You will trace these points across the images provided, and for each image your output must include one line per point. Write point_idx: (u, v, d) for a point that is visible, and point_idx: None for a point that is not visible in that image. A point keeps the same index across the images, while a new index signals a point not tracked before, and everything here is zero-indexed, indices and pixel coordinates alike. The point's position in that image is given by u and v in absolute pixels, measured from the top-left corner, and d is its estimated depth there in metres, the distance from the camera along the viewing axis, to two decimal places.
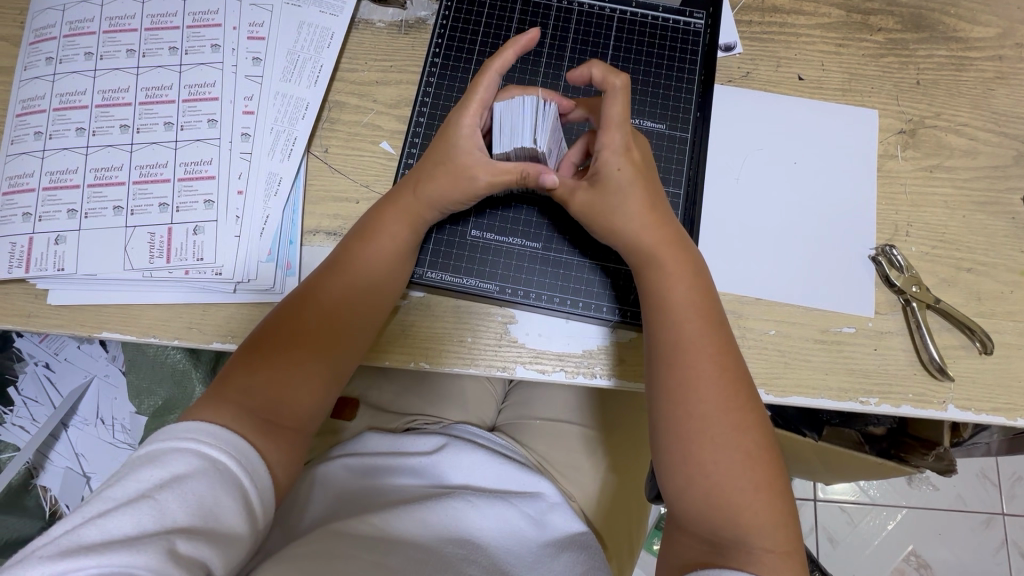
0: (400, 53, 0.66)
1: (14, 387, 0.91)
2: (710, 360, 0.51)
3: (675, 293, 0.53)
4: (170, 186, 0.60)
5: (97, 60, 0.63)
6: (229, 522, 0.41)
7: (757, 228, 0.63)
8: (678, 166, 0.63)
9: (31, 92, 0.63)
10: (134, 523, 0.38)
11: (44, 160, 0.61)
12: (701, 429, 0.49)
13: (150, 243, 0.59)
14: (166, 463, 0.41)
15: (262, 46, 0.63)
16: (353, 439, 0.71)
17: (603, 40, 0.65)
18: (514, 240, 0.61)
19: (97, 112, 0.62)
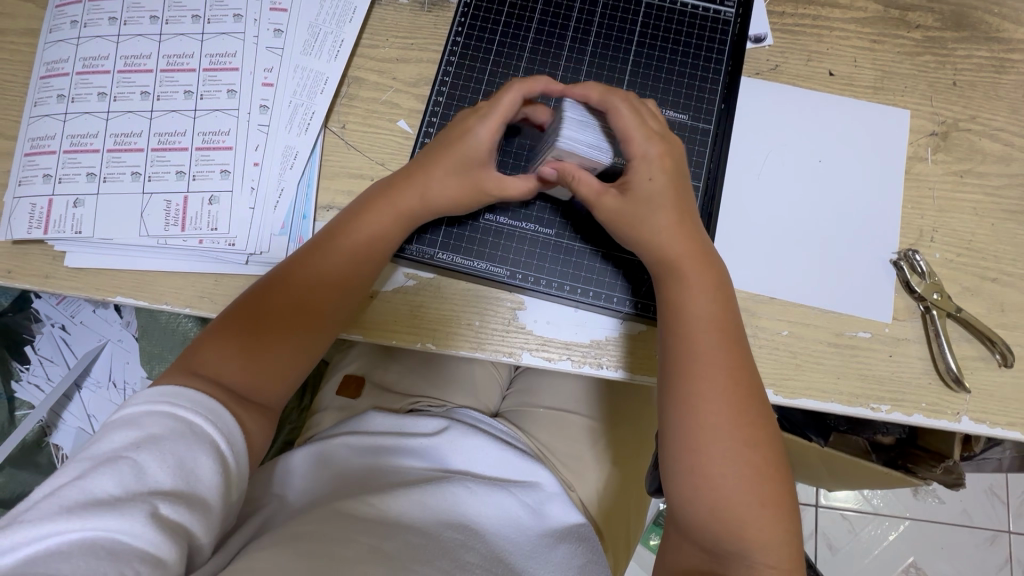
0: (422, 31, 0.65)
1: (30, 348, 0.93)
2: (722, 367, 0.50)
3: (700, 299, 0.51)
4: (187, 155, 0.60)
5: (121, 25, 0.63)
6: (207, 487, 0.41)
7: (775, 225, 0.62)
8: (700, 157, 0.59)
9: (55, 54, 0.63)
10: (116, 484, 0.38)
11: (66, 123, 0.61)
12: (709, 434, 0.48)
13: (166, 211, 0.59)
14: (142, 425, 0.41)
15: (284, 18, 0.63)
16: (355, 418, 0.72)
17: (629, 26, 0.61)
18: (527, 226, 0.60)
19: (119, 77, 0.62)
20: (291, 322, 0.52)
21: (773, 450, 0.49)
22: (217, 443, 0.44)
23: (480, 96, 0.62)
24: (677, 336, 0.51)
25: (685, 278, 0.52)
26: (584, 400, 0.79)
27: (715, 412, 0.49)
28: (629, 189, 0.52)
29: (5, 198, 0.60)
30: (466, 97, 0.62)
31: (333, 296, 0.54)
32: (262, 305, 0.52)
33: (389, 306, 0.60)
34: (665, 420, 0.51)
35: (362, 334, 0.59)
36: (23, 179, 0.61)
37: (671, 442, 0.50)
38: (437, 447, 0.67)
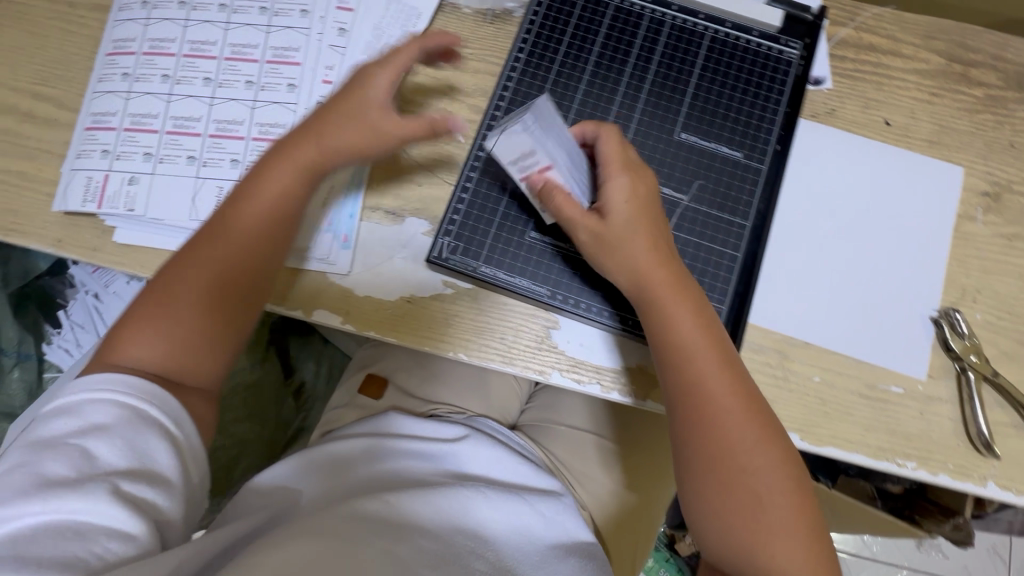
0: (482, 42, 0.66)
1: (63, 312, 0.87)
2: (722, 393, 0.51)
3: (688, 328, 0.52)
4: (243, 144, 0.61)
5: (189, 10, 0.64)
6: (163, 464, 0.46)
7: (816, 269, 0.62)
8: (750, 196, 0.58)
9: (123, 32, 0.64)
10: (68, 468, 0.43)
11: (127, 101, 0.63)
12: (728, 461, 0.50)
13: (217, 197, 0.60)
14: (84, 414, 0.45)
15: (350, 18, 0.64)
16: (375, 416, 0.72)
17: (691, 58, 0.61)
18: (570, 246, 0.60)
19: (183, 61, 0.63)
20: (221, 297, 0.53)
21: (794, 470, 0.51)
22: (168, 425, 0.47)
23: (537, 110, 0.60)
24: (670, 366, 0.52)
25: (678, 306, 0.52)
26: (604, 421, 0.78)
27: (729, 439, 0.50)
28: (607, 214, 0.53)
29: (63, 169, 0.62)
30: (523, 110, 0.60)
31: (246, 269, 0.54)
32: (201, 262, 0.53)
33: (428, 312, 0.60)
34: (676, 449, 0.52)
35: (397, 338, 0.60)
36: (82, 152, 0.62)
37: (692, 471, 0.51)
38: (443, 447, 0.68)
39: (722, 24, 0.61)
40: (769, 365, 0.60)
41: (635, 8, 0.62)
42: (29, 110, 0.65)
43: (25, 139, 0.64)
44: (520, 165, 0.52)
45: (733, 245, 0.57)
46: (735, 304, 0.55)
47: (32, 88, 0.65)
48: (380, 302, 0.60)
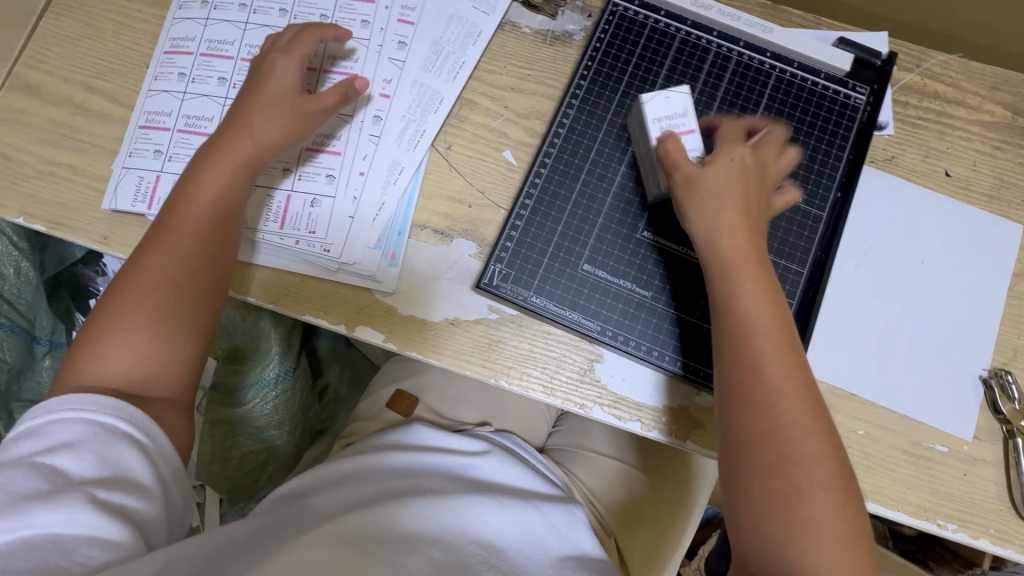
0: (540, 63, 0.65)
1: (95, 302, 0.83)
2: (789, 376, 0.48)
3: (757, 302, 0.49)
4: (296, 153, 0.60)
5: (250, 13, 0.63)
6: (138, 472, 0.46)
7: (867, 319, 0.60)
8: (808, 243, 0.57)
9: (182, 30, 0.64)
10: (36, 483, 0.43)
11: (183, 102, 0.63)
12: (784, 450, 0.46)
13: (268, 206, 0.60)
14: (51, 434, 0.45)
15: (410, 31, 0.63)
16: (403, 427, 0.72)
17: (756, 96, 0.60)
18: (624, 282, 0.57)
19: (240, 65, 0.62)
20: (183, 297, 0.53)
21: (841, 473, 0.46)
22: (141, 435, 0.48)
23: (597, 140, 0.59)
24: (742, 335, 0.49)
25: (747, 275, 0.50)
26: (636, 452, 0.77)
27: (788, 426, 0.46)
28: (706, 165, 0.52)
29: (115, 166, 0.62)
30: (583, 139, 0.59)
31: (206, 269, 0.54)
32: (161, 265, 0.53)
33: (472, 336, 0.59)
34: (727, 427, 0.48)
35: (439, 359, 0.59)
36: (134, 151, 0.62)
37: (744, 453, 0.47)
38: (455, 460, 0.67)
39: (789, 63, 0.60)
40: None
41: (702, 41, 0.61)
42: (82, 102, 0.64)
43: (76, 132, 0.64)
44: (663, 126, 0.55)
45: (787, 292, 0.56)
46: None
47: (85, 80, 0.65)
48: (424, 321, 0.60)
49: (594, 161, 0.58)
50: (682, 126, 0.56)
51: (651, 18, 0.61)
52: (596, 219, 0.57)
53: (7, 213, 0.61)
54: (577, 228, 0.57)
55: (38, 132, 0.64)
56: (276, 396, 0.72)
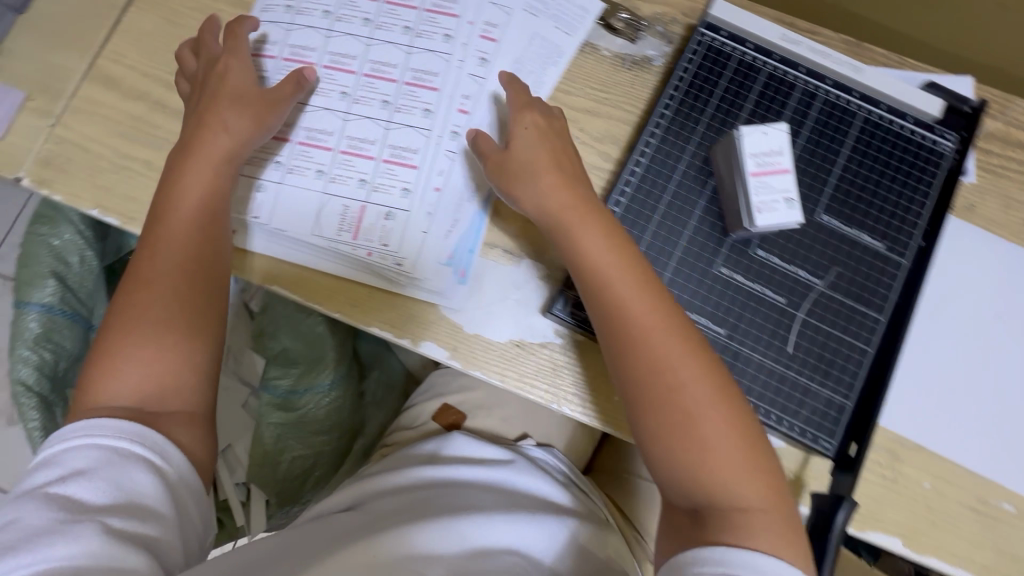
0: (618, 87, 0.64)
1: None
2: (657, 323, 0.49)
3: (597, 248, 0.52)
4: (372, 165, 0.60)
5: (333, 20, 0.63)
6: (150, 498, 0.44)
7: (939, 369, 0.59)
8: (887, 291, 0.56)
9: (264, 34, 0.64)
10: (46, 517, 0.41)
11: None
12: (671, 392, 0.48)
13: (341, 216, 0.59)
14: (64, 462, 0.44)
15: (492, 47, 0.63)
16: (445, 438, 0.72)
17: (842, 135, 0.59)
18: (699, 318, 0.55)
19: (322, 72, 0.62)
20: (175, 305, 0.52)
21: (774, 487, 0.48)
22: (154, 458, 0.46)
23: (677, 172, 0.58)
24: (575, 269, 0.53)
25: (587, 227, 0.53)
26: None
27: (682, 380, 0.48)
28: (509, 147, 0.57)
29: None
30: (663, 171, 0.58)
31: (191, 272, 0.53)
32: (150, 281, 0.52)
33: (535, 362, 0.59)
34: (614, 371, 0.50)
35: (503, 381, 0.59)
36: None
37: (633, 395, 0.49)
38: (480, 473, 0.65)
39: (877, 105, 0.59)
40: (880, 465, 0.58)
41: (789, 77, 0.60)
42: (160, 99, 0.65)
43: (154, 129, 0.64)
44: (760, 161, 0.55)
45: (864, 340, 0.55)
46: (861, 403, 0.54)
47: (164, 76, 0.65)
48: (490, 341, 0.60)
49: (674, 192, 0.58)
50: (776, 165, 0.55)
51: (737, 50, 0.60)
52: (672, 251, 0.57)
53: (83, 205, 0.62)
54: (653, 259, 0.56)
55: (116, 126, 0.64)
56: (328, 403, 0.77)
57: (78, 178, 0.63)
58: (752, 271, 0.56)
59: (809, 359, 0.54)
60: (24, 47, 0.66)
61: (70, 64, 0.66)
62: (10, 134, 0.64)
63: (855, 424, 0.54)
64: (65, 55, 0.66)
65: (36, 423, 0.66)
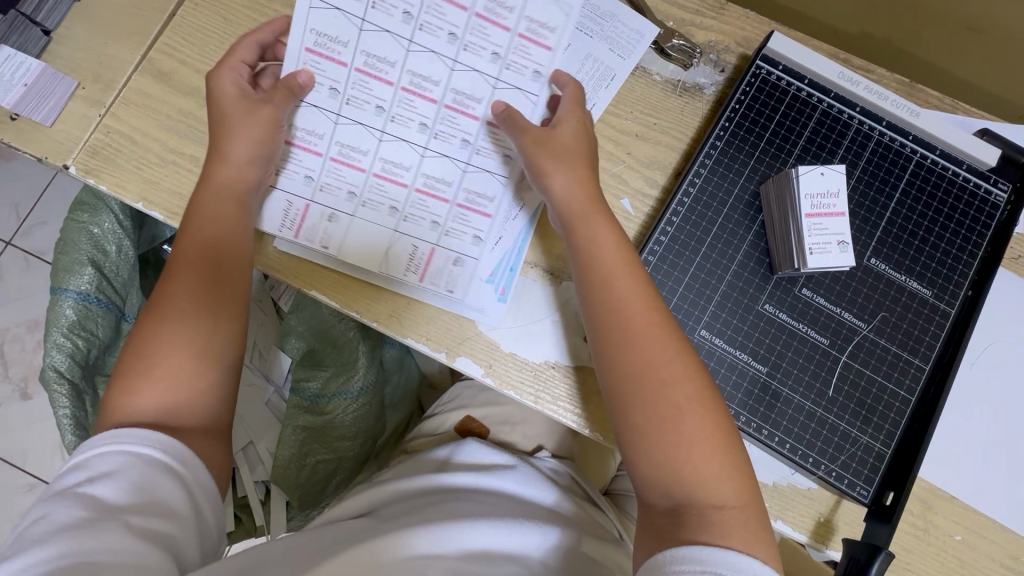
0: (669, 113, 0.64)
1: None
2: (647, 321, 0.49)
3: (604, 244, 0.52)
4: (447, 208, 0.59)
5: (414, 28, 0.56)
6: (171, 498, 0.44)
7: (979, 422, 0.58)
8: (932, 339, 0.55)
9: (331, 24, 0.55)
10: (71, 514, 0.41)
11: (336, 125, 0.57)
12: (658, 388, 0.47)
13: (410, 255, 0.59)
14: (91, 465, 0.44)
15: (547, 57, 0.57)
16: (460, 446, 0.71)
17: (895, 178, 0.58)
18: (741, 354, 0.55)
19: (402, 96, 0.57)
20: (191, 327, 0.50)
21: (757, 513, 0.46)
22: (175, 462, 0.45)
23: (727, 204, 0.58)
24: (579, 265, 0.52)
25: (597, 223, 0.52)
26: None
27: (666, 378, 0.48)
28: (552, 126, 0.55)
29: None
30: (712, 203, 0.58)
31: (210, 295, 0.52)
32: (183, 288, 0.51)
33: (569, 385, 0.59)
34: (602, 366, 0.50)
35: (535, 401, 0.59)
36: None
37: (622, 389, 0.49)
38: (486, 479, 0.64)
39: (931, 149, 0.59)
40: (911, 513, 0.57)
41: (843, 116, 0.59)
42: None
43: (203, 126, 0.64)
44: (817, 203, 0.55)
45: (906, 387, 0.54)
46: (900, 452, 0.53)
47: None
48: (524, 360, 0.59)
49: (722, 226, 0.57)
50: (831, 207, 0.56)
51: (793, 85, 0.60)
52: (717, 284, 0.56)
53: (128, 197, 0.62)
54: (698, 292, 0.56)
55: (165, 120, 0.64)
56: (355, 409, 0.77)
57: (125, 170, 0.63)
58: (797, 310, 0.56)
59: (850, 403, 0.54)
60: (76, 33, 0.66)
61: (122, 54, 0.66)
62: (59, 121, 0.64)
63: (893, 472, 0.53)
64: (118, 44, 0.66)
65: (66, 411, 0.66)
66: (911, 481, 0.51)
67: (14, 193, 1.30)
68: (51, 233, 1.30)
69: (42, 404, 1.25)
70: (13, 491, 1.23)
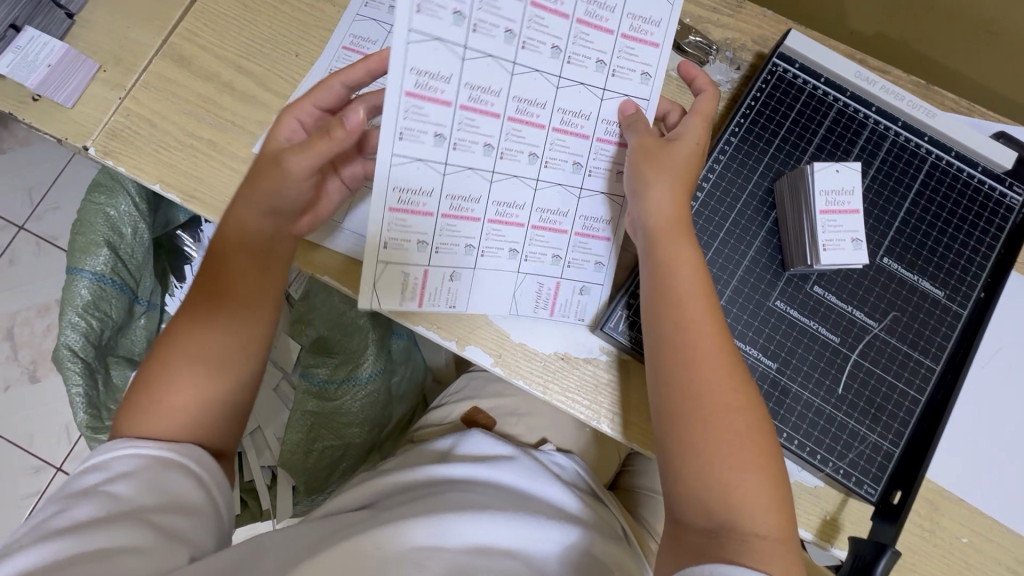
0: (684, 109, 0.64)
1: (190, 268, 0.88)
2: (715, 347, 0.47)
3: (677, 264, 0.50)
4: (565, 239, 0.58)
5: (517, 47, 0.51)
6: (188, 495, 0.45)
7: (988, 425, 0.58)
8: (944, 340, 0.55)
9: (429, 59, 0.49)
10: (90, 511, 0.42)
11: (444, 176, 0.53)
12: (715, 410, 0.46)
13: (537, 293, 0.59)
14: (110, 465, 0.44)
15: (655, 56, 0.55)
16: (464, 436, 0.71)
17: (909, 178, 0.58)
18: (751, 349, 0.55)
19: (508, 127, 0.53)
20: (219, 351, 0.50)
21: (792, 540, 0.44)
22: (193, 463, 0.47)
23: (740, 200, 0.58)
24: (649, 283, 0.51)
25: (676, 244, 0.50)
26: None
27: (727, 405, 0.46)
28: (673, 139, 0.53)
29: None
30: (725, 198, 0.58)
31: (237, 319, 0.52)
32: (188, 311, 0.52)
33: (579, 376, 0.59)
34: (660, 382, 0.48)
35: (543, 391, 0.59)
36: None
37: (677, 408, 0.47)
38: (485, 470, 0.64)
39: (947, 151, 0.59)
40: (917, 515, 0.57)
41: (858, 115, 0.59)
42: (229, 81, 0.65)
43: (221, 110, 0.65)
44: (830, 199, 0.55)
45: (916, 387, 0.54)
46: (908, 451, 0.53)
47: (235, 59, 0.66)
48: (534, 351, 0.60)
49: (735, 221, 0.58)
50: (845, 204, 0.56)
51: (809, 83, 0.60)
52: (729, 280, 0.56)
53: (146, 179, 0.63)
54: (710, 286, 0.56)
55: (183, 104, 0.65)
56: (364, 395, 0.78)
57: (143, 153, 0.64)
58: (808, 307, 0.56)
59: (859, 401, 0.54)
60: (99, 16, 0.67)
61: (143, 39, 0.66)
62: (80, 103, 0.64)
63: (901, 472, 0.53)
64: (139, 29, 0.67)
65: (80, 391, 0.67)
66: (919, 480, 0.51)
67: (29, 177, 1.31)
68: (63, 218, 1.31)
69: (51, 386, 1.26)
70: (20, 472, 1.24)
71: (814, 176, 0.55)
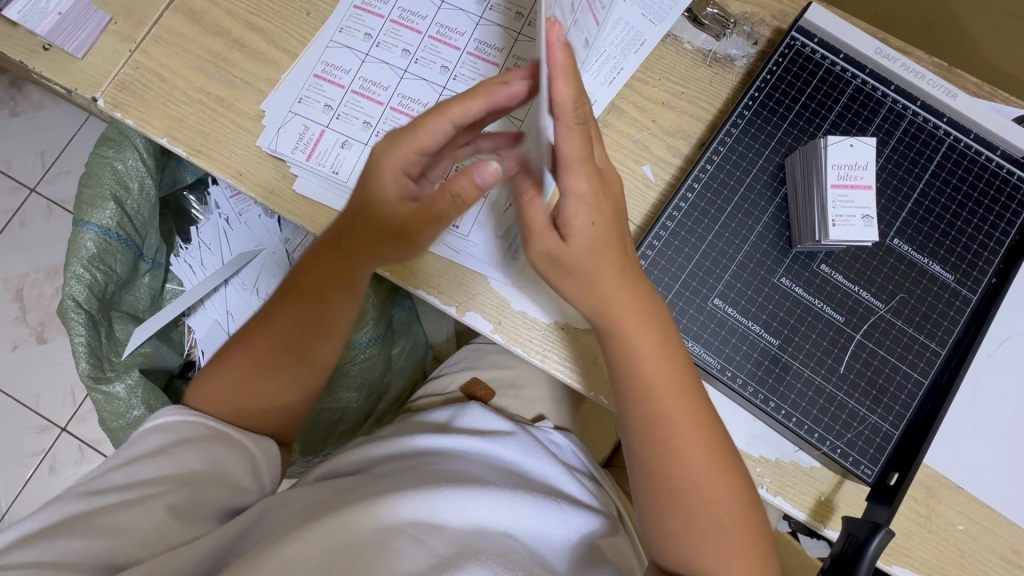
0: (698, 82, 0.62)
1: (195, 230, 0.89)
2: (697, 437, 0.48)
3: (649, 361, 0.48)
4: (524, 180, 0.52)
5: None
6: (230, 470, 0.52)
7: (992, 414, 0.57)
8: (950, 324, 0.54)
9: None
10: (147, 469, 0.49)
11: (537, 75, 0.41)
12: (704, 495, 0.48)
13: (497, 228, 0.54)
14: (175, 430, 0.51)
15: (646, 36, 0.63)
16: (463, 407, 0.71)
17: (924, 159, 0.57)
18: (753, 325, 0.55)
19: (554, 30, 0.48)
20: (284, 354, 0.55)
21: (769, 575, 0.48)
22: (242, 441, 0.54)
23: (751, 174, 0.57)
24: (622, 380, 0.49)
25: (635, 323, 0.48)
26: None
27: (715, 491, 0.48)
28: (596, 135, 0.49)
29: (282, 106, 0.63)
30: (736, 171, 0.57)
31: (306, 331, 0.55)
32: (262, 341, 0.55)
33: (580, 345, 0.59)
34: (643, 471, 0.49)
35: (542, 361, 0.59)
36: (304, 98, 0.63)
37: (654, 465, 0.49)
38: (487, 443, 0.64)
39: (965, 133, 0.57)
40: (915, 500, 0.56)
41: (878, 92, 0.58)
42: (239, 38, 0.65)
43: (230, 66, 0.64)
44: (843, 173, 0.54)
45: (918, 370, 0.54)
46: (908, 433, 0.53)
47: (245, 16, 0.65)
48: (535, 322, 0.59)
49: (744, 195, 0.57)
50: (858, 179, 0.55)
51: (828, 59, 0.59)
52: (734, 254, 0.56)
53: (154, 132, 0.63)
54: (715, 259, 0.56)
55: (194, 59, 0.65)
56: (363, 361, 0.78)
57: (151, 106, 0.63)
58: (814, 286, 0.55)
59: (860, 381, 0.54)
60: None
61: None
62: (91, 54, 0.64)
63: (900, 454, 0.52)
64: None
65: (81, 339, 0.67)
66: (916, 461, 0.50)
67: (41, 140, 1.32)
68: (73, 182, 1.32)
69: (58, 347, 1.28)
70: (25, 431, 1.26)
71: (827, 150, 0.54)
